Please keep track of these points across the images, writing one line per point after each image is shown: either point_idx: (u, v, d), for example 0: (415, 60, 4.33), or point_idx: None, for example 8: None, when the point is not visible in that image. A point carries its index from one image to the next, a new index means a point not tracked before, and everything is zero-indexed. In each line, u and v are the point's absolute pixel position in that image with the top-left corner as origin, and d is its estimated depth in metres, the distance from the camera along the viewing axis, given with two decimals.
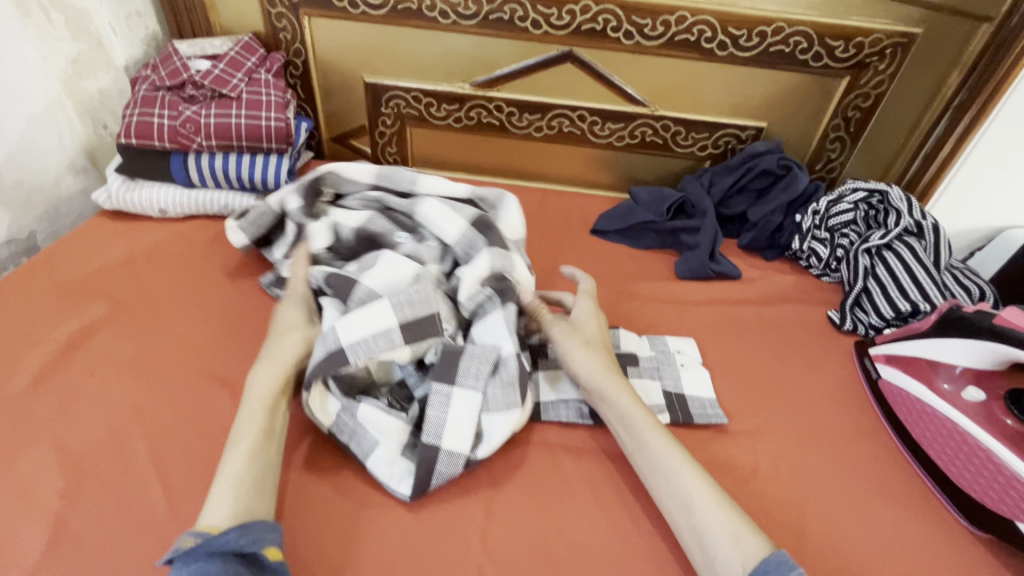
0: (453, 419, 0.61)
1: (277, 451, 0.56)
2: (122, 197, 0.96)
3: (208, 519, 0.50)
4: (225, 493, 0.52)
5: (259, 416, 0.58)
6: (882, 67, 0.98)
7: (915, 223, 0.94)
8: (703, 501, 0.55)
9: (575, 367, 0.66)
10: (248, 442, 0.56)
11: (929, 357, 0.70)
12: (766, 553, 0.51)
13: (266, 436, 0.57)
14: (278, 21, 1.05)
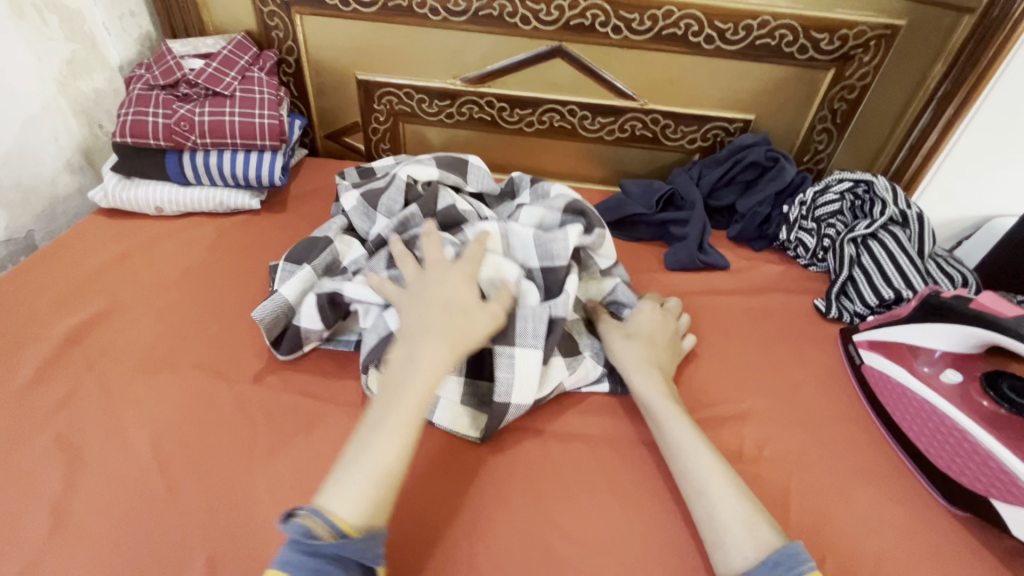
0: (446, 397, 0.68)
1: (404, 442, 0.54)
2: (118, 195, 0.97)
3: (340, 510, 0.50)
4: (363, 484, 0.51)
5: (393, 411, 0.56)
6: (867, 59, 1.00)
7: (900, 212, 0.95)
8: (713, 486, 0.56)
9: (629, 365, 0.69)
10: (395, 431, 0.54)
11: (909, 342, 0.72)
12: (779, 543, 0.51)
13: (413, 432, 0.56)
14: (270, 19, 1.06)
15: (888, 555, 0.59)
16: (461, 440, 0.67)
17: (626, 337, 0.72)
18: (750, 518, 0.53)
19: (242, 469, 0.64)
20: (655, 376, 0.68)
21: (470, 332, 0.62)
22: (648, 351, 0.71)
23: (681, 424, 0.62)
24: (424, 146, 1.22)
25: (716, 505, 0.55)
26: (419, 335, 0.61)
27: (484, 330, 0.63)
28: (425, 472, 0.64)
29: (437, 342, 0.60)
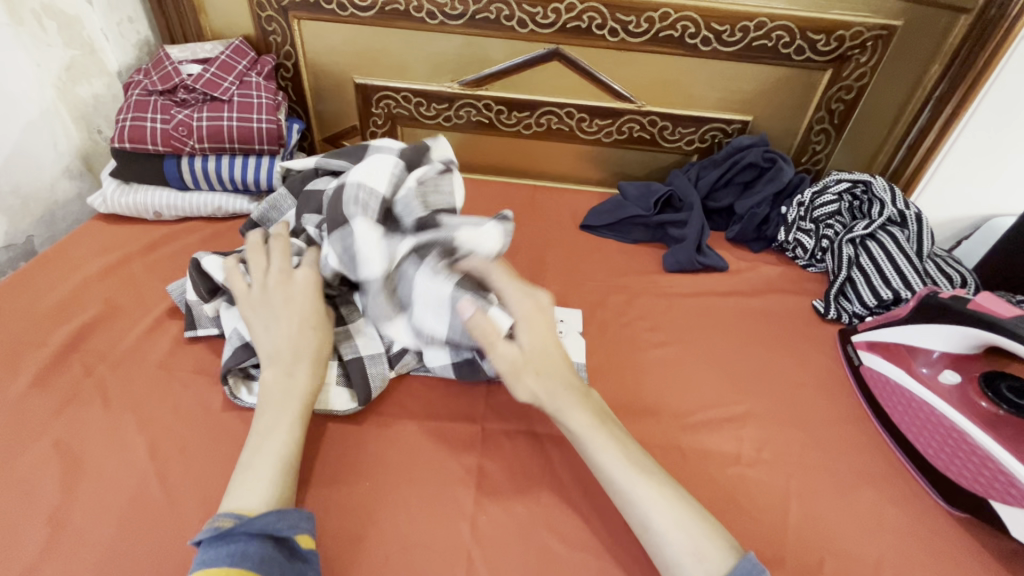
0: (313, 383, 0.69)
1: (287, 437, 0.58)
2: (117, 200, 0.97)
3: (242, 505, 0.52)
4: (262, 476, 0.54)
5: (271, 411, 0.59)
6: (864, 59, 1.00)
7: (898, 212, 0.95)
8: (656, 515, 0.53)
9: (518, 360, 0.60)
10: (277, 434, 0.57)
11: (908, 343, 0.72)
12: (730, 565, 0.49)
13: (298, 420, 0.60)
14: (269, 24, 1.07)
15: (888, 557, 0.59)
16: (459, 444, 0.67)
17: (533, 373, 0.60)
18: (698, 548, 0.50)
19: None
20: (546, 377, 0.60)
21: (320, 347, 0.65)
22: (548, 353, 0.62)
23: (614, 451, 0.57)
24: None
25: (665, 529, 0.52)
26: (291, 357, 0.62)
27: (314, 342, 0.64)
28: (424, 475, 0.64)
29: (302, 361, 0.63)
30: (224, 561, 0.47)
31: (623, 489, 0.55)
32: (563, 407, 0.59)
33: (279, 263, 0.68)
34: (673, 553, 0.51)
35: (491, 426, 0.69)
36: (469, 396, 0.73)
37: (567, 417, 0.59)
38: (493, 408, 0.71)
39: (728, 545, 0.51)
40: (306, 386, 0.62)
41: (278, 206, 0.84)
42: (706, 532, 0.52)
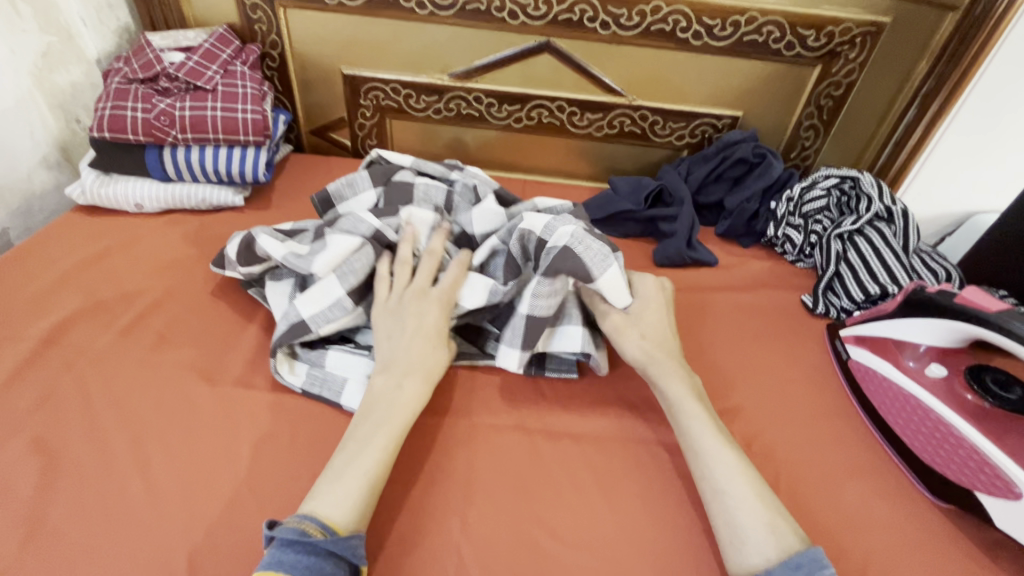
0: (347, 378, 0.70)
1: (380, 455, 0.56)
2: (97, 192, 0.95)
3: (331, 515, 0.51)
4: (349, 491, 0.53)
5: (373, 418, 0.59)
6: (853, 55, 1.00)
7: (886, 208, 0.96)
8: (733, 485, 0.55)
9: (626, 347, 0.68)
10: (379, 446, 0.57)
11: (895, 336, 0.72)
12: (802, 544, 0.51)
13: (395, 441, 0.58)
14: (253, 12, 1.04)
15: (875, 549, 0.59)
16: (450, 439, 0.66)
17: (639, 336, 0.68)
18: (772, 521, 0.53)
19: (225, 471, 0.62)
20: (656, 350, 0.68)
21: (435, 365, 0.65)
22: (662, 329, 0.70)
23: (703, 421, 0.61)
24: (412, 143, 1.20)
25: (741, 499, 0.54)
26: (403, 369, 0.63)
27: (434, 362, 0.65)
28: (413, 471, 0.63)
29: (413, 374, 0.63)
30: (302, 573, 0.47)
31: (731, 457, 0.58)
32: (663, 376, 0.65)
33: (420, 281, 0.71)
34: (740, 526, 0.53)
35: (482, 421, 0.69)
36: (458, 392, 0.72)
37: (665, 385, 0.64)
38: (482, 403, 0.71)
39: (799, 535, 0.52)
40: (400, 413, 0.60)
41: (354, 185, 0.83)
42: (780, 519, 0.53)
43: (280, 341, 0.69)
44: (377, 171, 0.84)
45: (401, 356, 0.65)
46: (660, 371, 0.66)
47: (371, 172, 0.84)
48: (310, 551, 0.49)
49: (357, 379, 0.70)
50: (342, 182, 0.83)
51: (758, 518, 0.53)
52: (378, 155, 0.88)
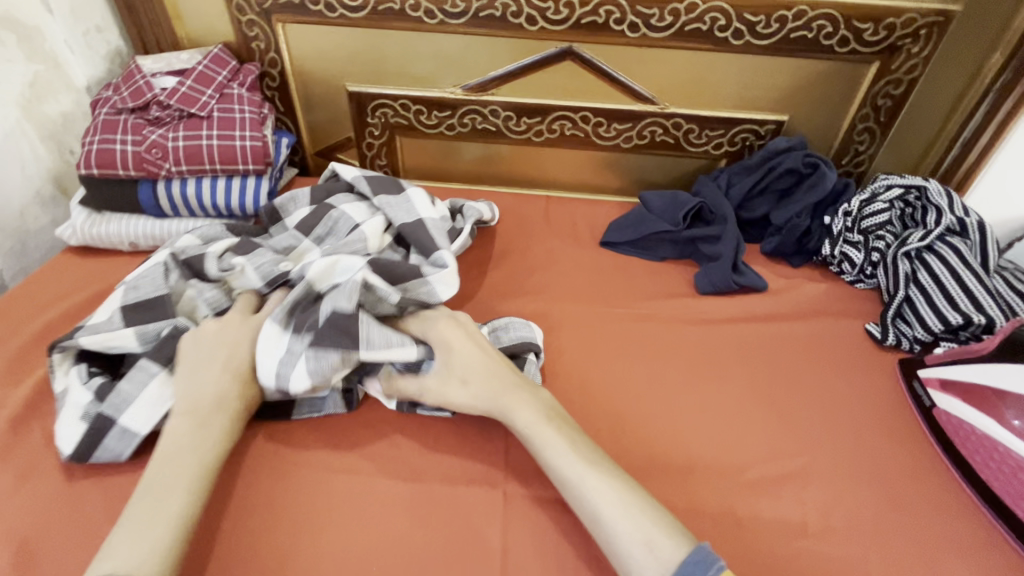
0: (159, 397, 0.63)
1: (179, 502, 0.52)
2: (88, 232, 0.88)
3: (138, 568, 0.47)
4: (160, 535, 0.50)
5: (174, 459, 0.55)
6: (916, 50, 0.89)
7: (958, 220, 0.85)
8: (605, 507, 0.53)
9: (513, 414, 0.60)
10: (191, 485, 0.54)
11: (994, 385, 0.62)
12: (686, 550, 0.50)
13: (202, 478, 0.55)
14: (250, 29, 0.97)
15: None
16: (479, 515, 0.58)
17: (460, 385, 0.63)
18: (651, 538, 0.50)
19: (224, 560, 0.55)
20: (481, 394, 0.62)
21: (236, 397, 0.61)
22: (482, 365, 0.64)
23: (568, 453, 0.57)
24: (424, 161, 1.12)
25: (619, 520, 0.52)
26: (210, 408, 0.59)
27: (234, 394, 0.61)
28: None
29: (207, 411, 0.59)
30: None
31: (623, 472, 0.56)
32: (510, 407, 0.61)
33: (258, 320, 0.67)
34: (628, 549, 0.51)
35: None
36: (484, 456, 0.63)
37: (513, 416, 0.60)
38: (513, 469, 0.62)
39: (682, 537, 0.51)
40: (211, 445, 0.57)
41: (296, 198, 0.84)
42: (662, 530, 0.51)
43: (70, 338, 0.65)
44: (320, 189, 0.84)
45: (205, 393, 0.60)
46: (499, 408, 0.61)
47: (312, 189, 0.85)
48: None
49: (71, 409, 0.62)
50: (286, 196, 0.84)
51: (651, 534, 0.51)
52: (336, 169, 0.87)
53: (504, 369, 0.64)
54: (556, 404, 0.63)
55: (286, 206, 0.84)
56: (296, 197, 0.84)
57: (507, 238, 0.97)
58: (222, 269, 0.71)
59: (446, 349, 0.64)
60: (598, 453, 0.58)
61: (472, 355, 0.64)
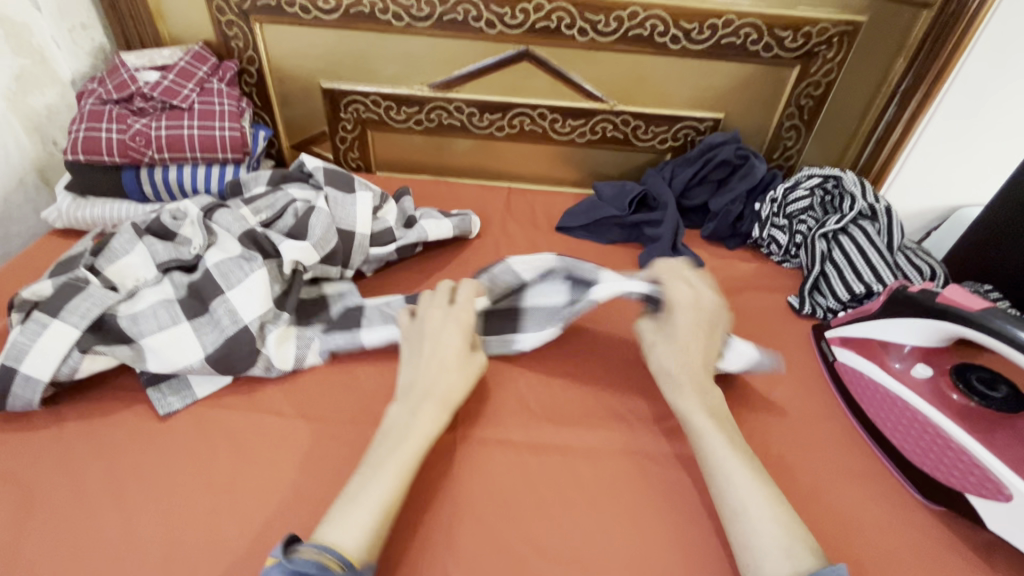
0: (45, 347, 0.65)
1: (394, 481, 0.55)
2: (73, 215, 0.93)
3: (345, 545, 0.49)
4: (360, 519, 0.51)
5: (397, 447, 0.58)
6: (831, 55, 1.00)
7: (868, 206, 0.96)
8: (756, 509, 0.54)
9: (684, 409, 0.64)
10: (389, 478, 0.55)
11: (880, 337, 0.72)
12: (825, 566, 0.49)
13: (410, 466, 0.57)
14: (229, 29, 1.04)
15: (866, 556, 0.59)
16: (434, 454, 0.65)
17: (665, 346, 0.69)
18: (790, 549, 0.51)
19: (201, 492, 0.61)
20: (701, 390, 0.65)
21: (453, 393, 0.64)
22: (689, 335, 0.69)
23: (727, 448, 0.59)
24: (394, 154, 1.19)
25: (753, 519, 0.53)
26: (421, 395, 0.63)
27: (458, 390, 0.65)
28: None
29: (429, 402, 0.62)
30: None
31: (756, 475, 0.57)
32: (682, 396, 0.65)
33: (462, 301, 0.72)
34: (761, 550, 0.51)
35: (466, 434, 0.67)
36: None
37: (682, 404, 0.65)
38: (465, 415, 0.70)
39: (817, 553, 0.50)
40: (418, 435, 0.59)
41: (256, 177, 0.92)
42: (799, 540, 0.52)
43: (17, 295, 0.69)
44: (277, 172, 0.92)
45: (433, 376, 0.65)
46: (675, 384, 0.67)
47: (274, 170, 0.93)
48: None
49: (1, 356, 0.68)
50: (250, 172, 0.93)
51: (790, 545, 0.51)
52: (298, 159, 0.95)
53: (701, 354, 0.68)
54: (722, 407, 0.66)
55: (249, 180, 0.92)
56: (259, 175, 0.92)
57: None
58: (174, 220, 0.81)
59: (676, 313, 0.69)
60: (759, 467, 0.59)
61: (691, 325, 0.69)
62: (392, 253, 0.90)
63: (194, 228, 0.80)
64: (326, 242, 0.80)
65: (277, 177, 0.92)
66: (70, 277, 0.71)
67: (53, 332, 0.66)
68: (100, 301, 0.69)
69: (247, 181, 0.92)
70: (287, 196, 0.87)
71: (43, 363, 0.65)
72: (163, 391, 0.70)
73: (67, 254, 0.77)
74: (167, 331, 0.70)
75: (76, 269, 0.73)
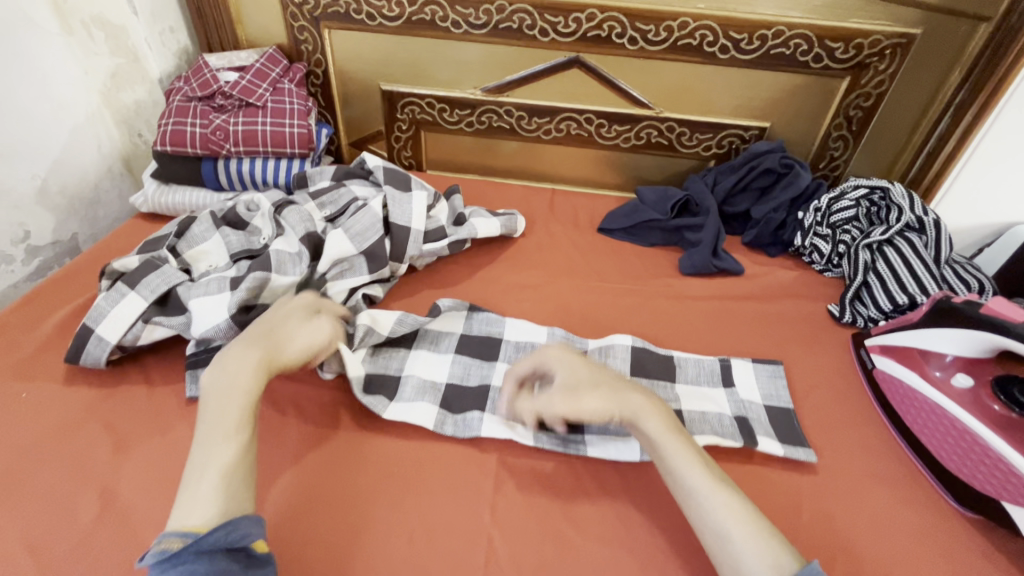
0: (118, 313, 0.75)
1: (238, 438, 0.58)
2: (157, 200, 1.02)
3: (187, 521, 0.52)
4: (208, 493, 0.53)
5: (216, 404, 0.60)
6: (883, 67, 1.00)
7: (917, 218, 0.95)
8: (736, 528, 0.54)
9: (646, 428, 0.62)
10: (222, 438, 0.57)
11: (920, 347, 0.73)
12: (798, 565, 0.51)
13: (244, 420, 0.60)
14: (300, 34, 1.12)
15: (899, 558, 0.60)
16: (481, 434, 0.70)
17: (591, 393, 0.64)
18: (777, 562, 0.52)
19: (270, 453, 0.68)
20: (649, 408, 0.63)
21: (284, 351, 0.67)
22: (595, 375, 0.67)
23: (696, 467, 0.59)
24: (445, 155, 1.25)
25: (744, 540, 0.53)
26: (245, 350, 0.65)
27: (290, 348, 0.68)
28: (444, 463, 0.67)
29: (241, 356, 0.64)
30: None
31: (697, 503, 0.57)
32: (640, 418, 0.62)
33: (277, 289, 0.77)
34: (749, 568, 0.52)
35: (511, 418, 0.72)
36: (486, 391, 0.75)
37: (643, 427, 0.62)
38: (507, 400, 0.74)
39: (794, 553, 0.53)
40: (248, 381, 0.62)
41: (322, 172, 1.00)
42: (777, 548, 0.53)
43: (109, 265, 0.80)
44: (342, 169, 1.00)
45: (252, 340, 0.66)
46: (632, 415, 0.63)
47: (338, 167, 1.00)
48: (178, 562, 0.49)
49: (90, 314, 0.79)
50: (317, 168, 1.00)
51: (775, 557, 0.52)
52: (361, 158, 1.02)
53: (622, 381, 0.67)
54: (676, 421, 0.64)
55: (318, 175, 1.00)
56: (325, 171, 1.00)
57: None
58: (249, 213, 0.91)
59: (563, 365, 0.68)
60: (727, 477, 0.59)
61: (581, 363, 0.68)
62: (444, 248, 0.95)
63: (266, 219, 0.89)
64: (365, 238, 0.88)
65: (342, 173, 0.99)
66: (154, 255, 0.82)
67: (128, 302, 0.76)
68: (169, 279, 0.78)
69: (316, 176, 1.00)
70: (347, 192, 0.94)
71: (113, 328, 0.74)
72: (201, 374, 0.75)
73: (156, 235, 0.88)
74: (211, 297, 0.76)
75: (161, 249, 0.84)
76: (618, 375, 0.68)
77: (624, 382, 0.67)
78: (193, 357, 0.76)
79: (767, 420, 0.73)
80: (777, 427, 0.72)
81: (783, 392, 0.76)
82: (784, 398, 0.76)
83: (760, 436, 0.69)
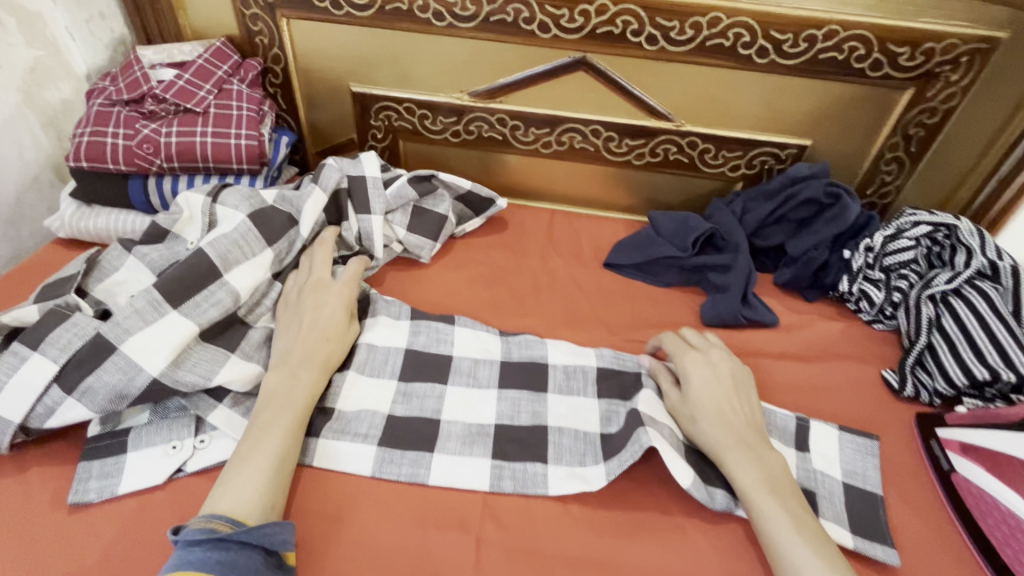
0: (21, 384, 0.58)
1: (279, 453, 0.56)
2: (75, 225, 0.86)
3: (236, 508, 0.51)
4: (249, 482, 0.53)
5: (277, 403, 0.60)
6: (954, 77, 0.83)
7: (989, 263, 0.79)
8: None
9: (736, 476, 0.58)
10: (265, 458, 0.55)
11: (1022, 457, 0.61)
12: None
13: (298, 421, 0.59)
14: (254, 24, 0.93)
15: None
16: None
17: (693, 421, 0.62)
18: None
19: None
20: (743, 451, 0.59)
21: (333, 355, 0.66)
22: (719, 406, 0.63)
23: (794, 533, 0.53)
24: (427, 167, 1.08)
25: None
26: (298, 361, 0.64)
27: (335, 351, 0.66)
28: None
29: (306, 366, 0.63)
30: (214, 569, 0.46)
31: (793, 571, 0.51)
32: (738, 464, 0.58)
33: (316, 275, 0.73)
34: None
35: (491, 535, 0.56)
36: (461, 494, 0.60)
37: (736, 474, 0.58)
38: (487, 510, 0.60)
39: None
40: (303, 393, 0.61)
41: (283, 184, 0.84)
42: None
43: None
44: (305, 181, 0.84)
45: (304, 343, 0.65)
46: (723, 457, 0.59)
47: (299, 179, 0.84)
48: (221, 545, 0.48)
49: None
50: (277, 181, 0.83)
51: None
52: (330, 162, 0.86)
53: (753, 423, 0.62)
54: (785, 473, 0.59)
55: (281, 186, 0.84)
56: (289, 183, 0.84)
57: (508, 252, 0.93)
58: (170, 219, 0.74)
59: (688, 382, 0.65)
60: (835, 548, 0.53)
61: (708, 376, 0.65)
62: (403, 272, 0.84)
63: (195, 222, 0.74)
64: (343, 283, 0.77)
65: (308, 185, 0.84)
66: (58, 301, 0.64)
67: (32, 368, 0.59)
68: (84, 331, 0.62)
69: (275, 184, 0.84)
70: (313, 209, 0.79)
71: (15, 405, 0.58)
72: (90, 472, 0.59)
73: (59, 274, 0.70)
74: (152, 328, 0.61)
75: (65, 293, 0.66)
76: (754, 415, 0.64)
77: (745, 421, 0.62)
78: (93, 441, 0.61)
79: (842, 502, 0.62)
80: (852, 515, 0.61)
81: (872, 470, 0.65)
82: (871, 480, 0.64)
83: (826, 518, 0.60)
